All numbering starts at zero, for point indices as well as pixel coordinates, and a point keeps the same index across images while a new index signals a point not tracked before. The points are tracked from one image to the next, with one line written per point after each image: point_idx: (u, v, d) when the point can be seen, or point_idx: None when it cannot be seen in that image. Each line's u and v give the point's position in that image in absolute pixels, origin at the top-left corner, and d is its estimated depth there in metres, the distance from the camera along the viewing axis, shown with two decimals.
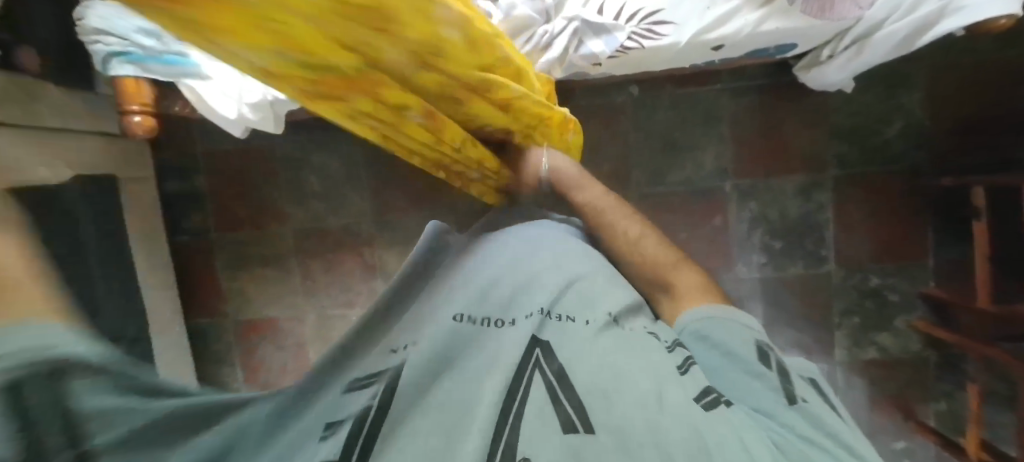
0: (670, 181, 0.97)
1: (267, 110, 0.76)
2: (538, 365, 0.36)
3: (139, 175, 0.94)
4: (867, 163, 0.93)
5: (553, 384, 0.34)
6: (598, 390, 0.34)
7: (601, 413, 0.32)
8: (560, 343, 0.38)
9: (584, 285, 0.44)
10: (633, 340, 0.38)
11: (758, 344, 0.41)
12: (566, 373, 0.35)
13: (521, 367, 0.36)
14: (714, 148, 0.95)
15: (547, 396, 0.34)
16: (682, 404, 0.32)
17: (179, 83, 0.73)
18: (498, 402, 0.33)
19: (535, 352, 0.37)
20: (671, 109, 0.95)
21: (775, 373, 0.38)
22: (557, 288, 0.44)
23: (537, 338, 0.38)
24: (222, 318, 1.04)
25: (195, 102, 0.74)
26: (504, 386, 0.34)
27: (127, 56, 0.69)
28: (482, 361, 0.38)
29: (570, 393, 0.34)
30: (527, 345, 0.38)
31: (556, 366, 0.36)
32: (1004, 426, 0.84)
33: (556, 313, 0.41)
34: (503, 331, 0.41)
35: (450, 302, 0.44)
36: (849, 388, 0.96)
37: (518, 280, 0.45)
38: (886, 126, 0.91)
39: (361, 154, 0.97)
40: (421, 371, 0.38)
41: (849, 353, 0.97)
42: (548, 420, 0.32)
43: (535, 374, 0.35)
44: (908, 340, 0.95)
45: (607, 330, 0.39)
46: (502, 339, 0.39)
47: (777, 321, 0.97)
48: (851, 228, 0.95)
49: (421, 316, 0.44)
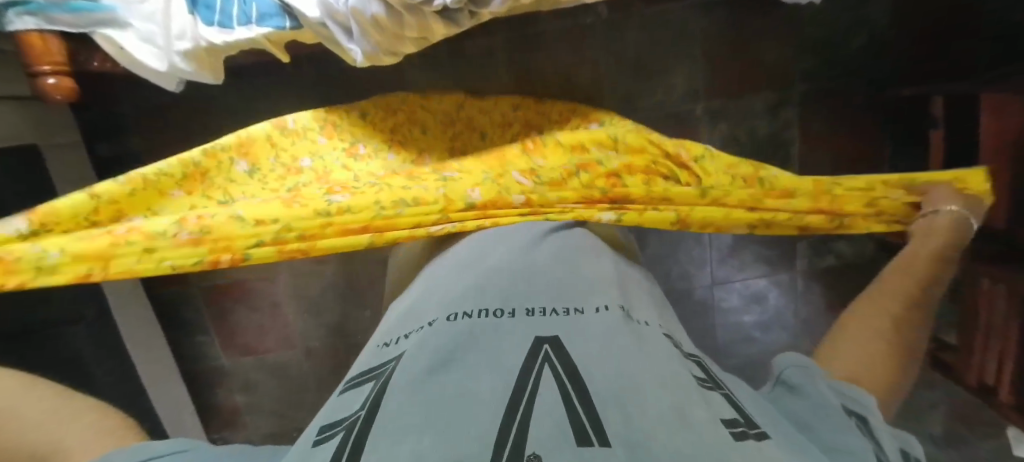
0: (642, 107, 0.93)
1: (202, 57, 0.66)
2: (545, 357, 0.27)
3: (62, 139, 0.84)
4: (832, 77, 0.93)
5: (564, 383, 0.25)
6: (614, 397, 0.25)
7: (619, 425, 0.22)
8: (569, 337, 0.30)
9: (585, 277, 0.38)
10: (649, 343, 0.31)
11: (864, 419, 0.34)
12: (581, 369, 0.27)
13: (526, 363, 0.27)
14: (687, 69, 0.91)
15: (559, 395, 0.24)
16: (706, 424, 0.24)
17: (92, 34, 0.63)
18: (512, 402, 0.24)
19: (543, 348, 0.28)
20: (644, 29, 0.88)
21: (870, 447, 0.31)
22: (559, 279, 0.37)
23: (544, 335, 0.30)
24: (186, 286, 0.99)
25: (116, 56, 0.65)
26: (507, 382, 0.25)
27: (25, 6, 0.60)
28: (479, 353, 0.29)
29: (582, 396, 0.24)
30: (531, 342, 0.29)
31: (563, 354, 0.28)
32: (944, 318, 0.92)
33: (562, 305, 0.34)
34: (501, 323, 0.32)
35: (442, 296, 0.37)
36: (808, 294, 1.04)
37: (514, 266, 0.39)
38: (853, 37, 0.90)
39: (313, 99, 0.89)
40: (415, 358, 0.29)
41: (808, 262, 1.03)
42: (553, 422, 0.22)
43: (546, 369, 0.27)
44: (862, 246, 1.01)
45: (618, 325, 0.32)
46: (504, 333, 0.31)
47: (745, 237, 1.01)
48: (817, 142, 0.96)
49: (414, 317, 0.36)
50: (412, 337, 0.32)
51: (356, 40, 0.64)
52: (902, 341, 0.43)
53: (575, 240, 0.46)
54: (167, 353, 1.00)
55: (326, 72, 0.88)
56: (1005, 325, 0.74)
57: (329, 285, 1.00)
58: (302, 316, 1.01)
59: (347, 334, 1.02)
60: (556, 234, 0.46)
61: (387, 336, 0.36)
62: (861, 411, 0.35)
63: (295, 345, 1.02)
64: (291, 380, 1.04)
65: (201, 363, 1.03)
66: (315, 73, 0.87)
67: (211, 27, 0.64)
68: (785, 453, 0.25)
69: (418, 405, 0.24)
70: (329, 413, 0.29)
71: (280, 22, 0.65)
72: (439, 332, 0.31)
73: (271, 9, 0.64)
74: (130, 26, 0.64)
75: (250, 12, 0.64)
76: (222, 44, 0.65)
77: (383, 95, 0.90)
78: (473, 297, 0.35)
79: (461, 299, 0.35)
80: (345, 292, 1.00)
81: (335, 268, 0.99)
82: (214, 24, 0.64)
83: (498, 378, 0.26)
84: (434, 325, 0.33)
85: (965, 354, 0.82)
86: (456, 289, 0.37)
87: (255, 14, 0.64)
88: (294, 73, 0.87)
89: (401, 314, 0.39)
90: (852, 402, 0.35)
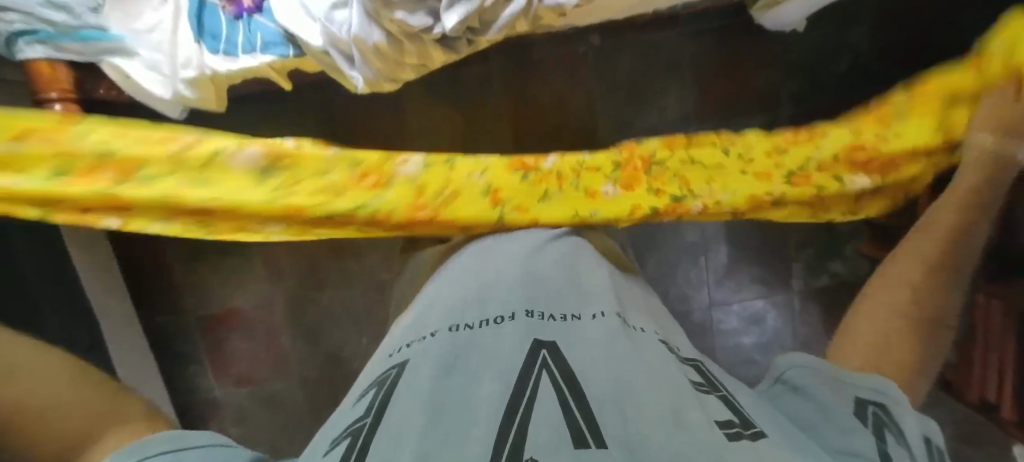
0: (636, 130, 0.96)
1: (206, 84, 0.67)
2: (543, 362, 0.28)
3: None
4: (818, 100, 0.96)
5: (561, 387, 0.26)
6: (612, 400, 0.25)
7: (615, 427, 0.23)
8: (568, 344, 0.30)
9: (583, 285, 0.39)
10: (645, 347, 0.31)
11: (872, 409, 0.35)
12: (579, 374, 0.27)
13: (525, 369, 0.27)
14: (678, 94, 0.94)
15: (556, 398, 0.25)
16: (701, 423, 0.24)
17: (100, 62, 0.65)
18: (510, 407, 0.24)
19: (540, 355, 0.29)
20: (636, 56, 0.91)
21: (871, 434, 0.32)
22: (557, 288, 0.38)
23: (542, 343, 0.30)
24: (181, 314, 0.98)
25: (122, 83, 0.67)
26: (506, 388, 0.26)
27: (35, 35, 0.61)
28: (478, 361, 0.29)
29: (580, 398, 0.25)
30: (529, 347, 0.30)
31: (560, 360, 0.28)
32: None
33: (560, 314, 0.34)
34: (500, 331, 0.32)
35: (443, 305, 0.38)
36: (805, 314, 1.04)
37: (514, 274, 0.39)
38: (838, 62, 0.94)
39: (314, 126, 0.91)
40: (417, 366, 0.29)
41: (804, 282, 1.03)
42: (550, 424, 0.22)
43: (544, 374, 0.27)
44: (857, 264, 1.02)
45: (615, 330, 0.32)
46: (502, 341, 0.31)
47: (741, 257, 1.02)
48: None
49: (415, 327, 0.37)
50: (413, 346, 0.33)
51: (358, 67, 0.66)
52: (925, 311, 0.45)
53: (573, 248, 0.46)
54: (160, 384, 0.98)
55: (327, 99, 0.90)
56: (1003, 339, 0.74)
57: (326, 312, 0.99)
58: (298, 344, 1.00)
59: (343, 361, 1.01)
60: (555, 242, 0.47)
61: (391, 345, 0.37)
62: (877, 399, 0.35)
63: (290, 374, 1.00)
64: (286, 411, 1.01)
65: (193, 394, 1.01)
66: (315, 101, 0.89)
67: (216, 55, 0.66)
68: (782, 450, 0.25)
69: (419, 410, 0.24)
70: (333, 424, 0.29)
71: (283, 50, 0.67)
72: (439, 342, 0.32)
73: (275, 38, 0.66)
74: (138, 54, 0.65)
75: (255, 40, 0.66)
76: (226, 72, 0.66)
77: (382, 122, 0.91)
78: (474, 308, 0.36)
79: (461, 309, 0.36)
80: (342, 318, 0.99)
81: (333, 294, 0.99)
82: (219, 52, 0.66)
83: (497, 384, 0.26)
84: (436, 334, 0.33)
85: (965, 371, 0.82)
86: (457, 298, 0.38)
87: (259, 42, 0.67)
88: (295, 101, 0.89)
89: (405, 323, 0.39)
90: (863, 392, 0.36)
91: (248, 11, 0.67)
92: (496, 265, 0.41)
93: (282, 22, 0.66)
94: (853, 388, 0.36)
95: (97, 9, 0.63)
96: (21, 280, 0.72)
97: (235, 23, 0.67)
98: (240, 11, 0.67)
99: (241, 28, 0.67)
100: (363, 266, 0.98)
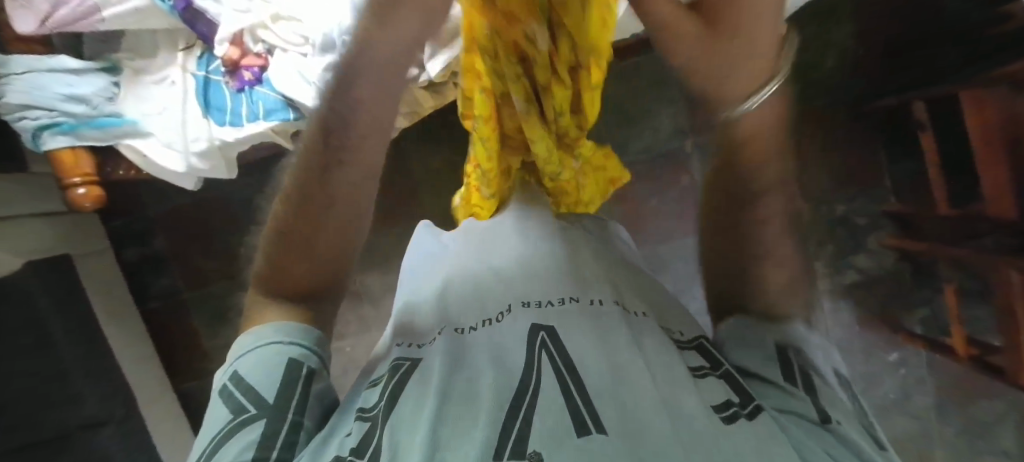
0: (632, 150, 0.99)
1: (215, 153, 0.72)
2: (544, 349, 0.35)
3: (89, 249, 0.91)
4: (808, 100, 0.97)
5: (563, 375, 0.33)
6: (610, 390, 0.32)
7: (613, 417, 0.30)
8: (564, 327, 0.38)
9: (575, 268, 0.45)
10: (642, 339, 0.38)
11: (796, 366, 0.38)
12: (573, 360, 0.34)
13: (529, 358, 0.35)
14: (669, 111, 0.97)
15: (559, 387, 0.32)
16: (698, 413, 0.31)
17: (119, 145, 0.71)
18: (516, 397, 0.32)
19: (539, 338, 0.37)
20: (622, 82, 0.96)
21: (797, 389, 0.36)
22: (557, 268, 0.45)
23: (543, 328, 0.38)
24: (210, 378, 1.00)
25: (139, 163, 0.72)
26: (511, 380, 0.34)
27: (58, 127, 0.68)
28: (490, 354, 0.37)
29: (580, 387, 0.32)
30: (530, 333, 0.37)
31: (559, 349, 0.35)
32: (987, 321, 0.87)
33: (558, 298, 0.41)
34: (503, 322, 0.40)
35: (455, 298, 0.45)
36: (836, 313, 0.98)
37: (513, 265, 0.46)
38: (824, 59, 0.95)
39: None
40: (427, 367, 0.38)
41: (830, 280, 0.98)
42: (558, 416, 0.30)
43: (545, 360, 0.35)
44: (882, 257, 0.97)
45: (612, 319, 0.39)
46: (506, 333, 0.38)
47: None
48: (811, 162, 0.98)
49: (431, 315, 0.45)
50: (427, 344, 0.41)
51: None
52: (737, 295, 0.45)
53: (580, 229, 0.53)
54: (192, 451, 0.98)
55: None
56: None
57: (350, 361, 1.01)
58: None
59: None
60: (554, 223, 0.52)
61: (404, 328, 0.46)
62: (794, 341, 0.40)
63: None
64: None
65: None
66: None
67: (223, 127, 0.71)
68: (770, 423, 0.32)
69: (445, 403, 0.33)
70: (361, 400, 0.39)
71: (284, 114, 0.70)
72: (448, 343, 0.40)
73: (276, 105, 0.70)
74: (152, 134, 0.71)
75: (257, 110, 0.71)
76: (233, 141, 0.70)
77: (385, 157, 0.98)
78: (483, 302, 0.43)
79: (464, 311, 0.43)
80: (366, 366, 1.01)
81: (355, 343, 1.02)
82: (226, 124, 0.71)
83: (500, 378, 0.34)
84: (443, 334, 0.41)
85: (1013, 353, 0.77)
86: (464, 289, 0.45)
87: (261, 111, 0.71)
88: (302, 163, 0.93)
89: (413, 305, 0.48)
90: (781, 337, 0.41)
91: (249, 83, 0.72)
92: (484, 254, 0.48)
93: (282, 90, 0.70)
94: (779, 348, 0.40)
95: (113, 98, 0.72)
96: (50, 347, 0.77)
97: (239, 96, 0.72)
98: (242, 85, 0.72)
99: (244, 99, 0.72)
100: (381, 310, 1.02)
